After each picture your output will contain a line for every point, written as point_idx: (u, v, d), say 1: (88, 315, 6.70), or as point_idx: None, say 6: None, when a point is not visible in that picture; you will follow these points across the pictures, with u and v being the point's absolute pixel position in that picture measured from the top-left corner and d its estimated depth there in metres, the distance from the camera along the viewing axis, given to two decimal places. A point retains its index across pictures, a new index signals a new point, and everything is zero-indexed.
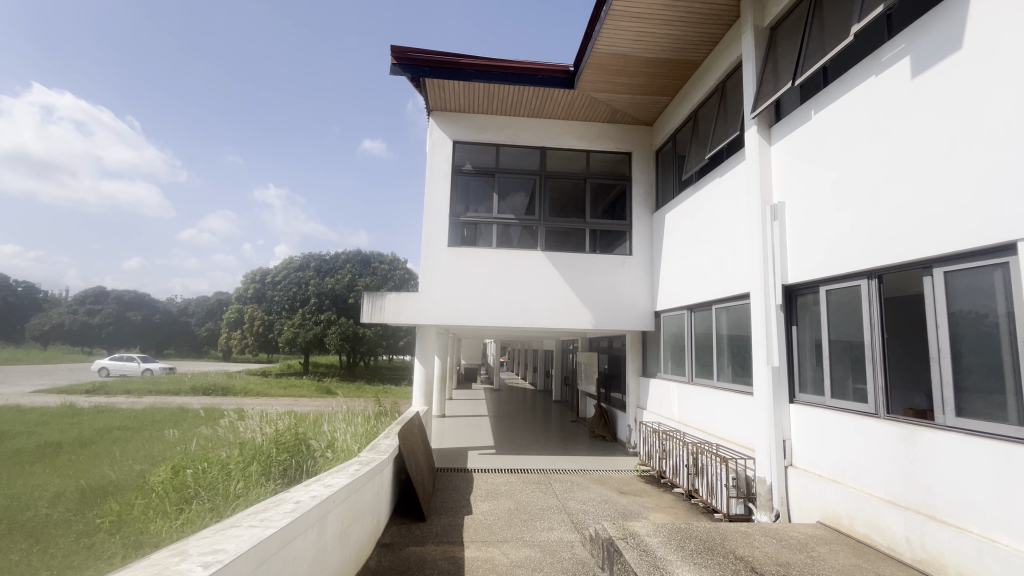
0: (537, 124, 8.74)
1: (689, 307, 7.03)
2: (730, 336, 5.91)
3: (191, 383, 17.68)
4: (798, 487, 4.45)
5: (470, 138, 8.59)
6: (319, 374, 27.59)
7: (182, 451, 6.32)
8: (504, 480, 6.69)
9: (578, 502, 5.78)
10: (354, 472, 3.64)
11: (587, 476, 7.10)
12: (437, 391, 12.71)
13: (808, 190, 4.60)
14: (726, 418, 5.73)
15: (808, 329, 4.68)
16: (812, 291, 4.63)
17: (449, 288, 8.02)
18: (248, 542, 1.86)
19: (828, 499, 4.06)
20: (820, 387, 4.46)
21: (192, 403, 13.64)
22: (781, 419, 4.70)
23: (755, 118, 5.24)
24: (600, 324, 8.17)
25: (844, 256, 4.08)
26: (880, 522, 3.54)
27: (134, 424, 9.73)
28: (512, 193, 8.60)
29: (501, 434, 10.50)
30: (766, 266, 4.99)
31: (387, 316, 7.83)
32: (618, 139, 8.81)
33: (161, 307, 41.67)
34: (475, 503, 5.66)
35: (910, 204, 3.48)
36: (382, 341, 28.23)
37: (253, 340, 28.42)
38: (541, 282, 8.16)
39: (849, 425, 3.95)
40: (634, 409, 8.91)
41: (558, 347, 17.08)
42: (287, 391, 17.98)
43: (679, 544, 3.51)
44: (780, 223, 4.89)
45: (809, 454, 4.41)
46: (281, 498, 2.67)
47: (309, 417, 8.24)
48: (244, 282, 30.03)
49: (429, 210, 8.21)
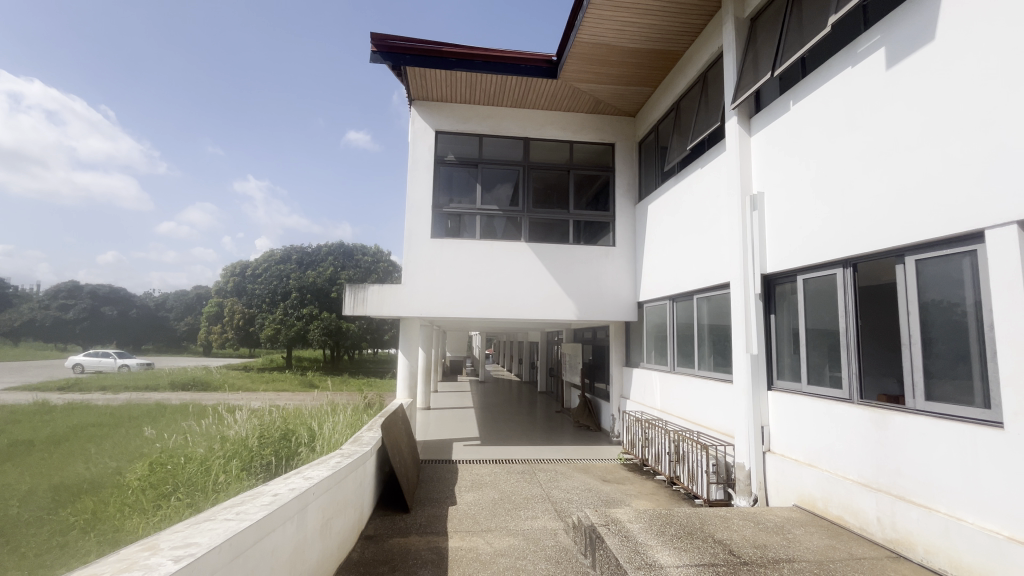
0: (520, 115, 8.69)
1: (671, 297, 7.09)
2: (711, 326, 5.99)
3: (169, 379, 17.32)
4: (775, 471, 4.54)
5: (453, 128, 8.49)
6: (302, 369, 27.31)
7: (160, 447, 6.20)
8: (488, 471, 6.71)
9: (562, 491, 5.81)
10: (335, 464, 3.61)
11: (571, 465, 7.17)
12: (421, 384, 12.68)
13: (786, 181, 4.67)
14: (706, 406, 5.81)
15: (786, 318, 4.76)
16: (789, 280, 4.70)
17: (432, 279, 7.96)
18: (222, 535, 1.83)
19: (804, 482, 4.15)
20: (797, 373, 4.55)
21: (171, 399, 13.45)
22: (759, 405, 4.79)
23: (735, 108, 5.26)
24: (584, 315, 8.22)
25: (820, 244, 4.16)
26: (853, 504, 3.64)
27: (110, 421, 9.50)
28: (496, 184, 8.57)
29: (486, 426, 10.52)
30: (746, 255, 5.04)
31: (369, 309, 7.75)
32: (601, 130, 8.81)
33: (138, 302, 40.76)
34: (459, 494, 5.68)
35: (885, 194, 3.56)
36: (366, 335, 27.96)
37: (234, 334, 27.96)
38: (525, 273, 8.15)
39: (825, 411, 4.04)
40: (618, 399, 9.00)
41: (543, 339, 17.10)
42: (270, 385, 17.75)
43: (660, 529, 3.56)
44: (759, 213, 4.96)
45: (786, 439, 4.50)
46: (260, 491, 2.64)
47: (290, 411, 8.15)
48: (224, 276, 29.54)
49: (412, 201, 8.13)
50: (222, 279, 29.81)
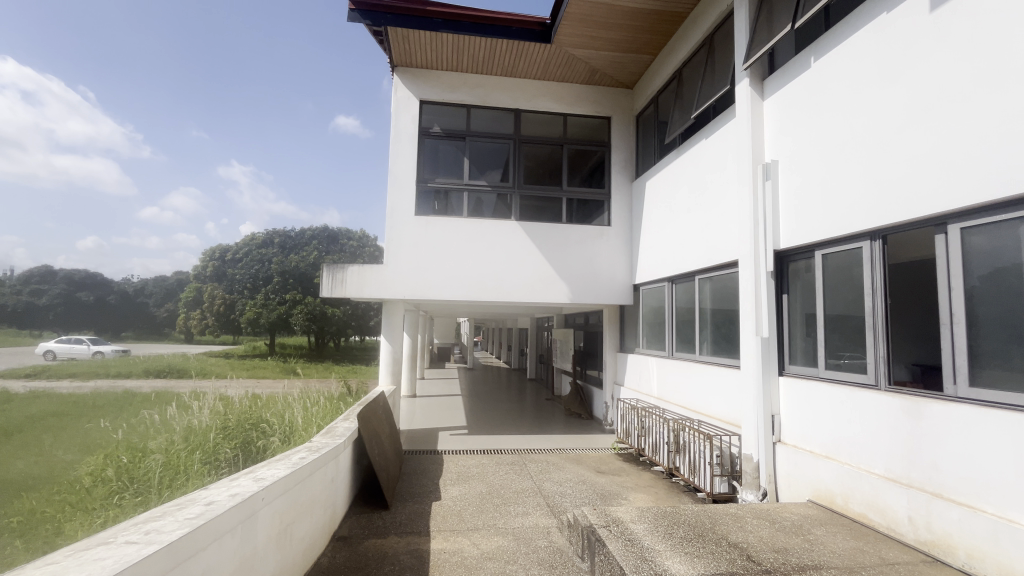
0: (511, 84, 8.13)
1: (670, 278, 6.70)
2: (714, 309, 5.60)
3: (143, 366, 16.60)
4: (787, 464, 4.18)
5: (438, 98, 7.91)
6: (285, 356, 26.58)
7: (116, 439, 5.68)
8: (475, 462, 6.31)
9: (554, 484, 5.43)
10: (296, 461, 3.13)
11: (563, 455, 6.79)
12: (406, 370, 12.22)
13: (805, 146, 4.25)
14: (707, 392, 5.44)
15: (800, 298, 4.38)
16: (805, 257, 4.30)
17: (416, 259, 7.46)
18: (113, 567, 1.37)
19: (821, 476, 3.79)
20: (813, 358, 4.17)
21: (142, 386, 12.78)
22: (769, 392, 4.40)
23: (748, 69, 4.80)
24: (578, 298, 7.81)
25: (846, 215, 3.76)
26: (878, 501, 3.29)
27: (71, 411, 8.88)
28: (485, 160, 8.04)
29: (473, 414, 10.12)
30: (757, 230, 4.62)
31: (348, 290, 7.25)
32: (597, 102, 8.30)
33: (116, 287, 39.64)
34: (445, 488, 5.26)
35: (923, 155, 3.16)
36: (352, 322, 27.21)
37: (214, 320, 27.02)
38: (515, 253, 7.68)
39: (847, 400, 3.65)
40: (611, 386, 8.64)
41: (534, 325, 16.67)
42: (251, 374, 17.10)
43: (667, 531, 3.16)
44: (772, 183, 4.53)
45: (799, 430, 4.13)
46: (196, 500, 2.17)
47: (264, 399, 7.65)
48: (204, 260, 28.74)
49: (394, 175, 7.59)
50: (202, 264, 28.92)
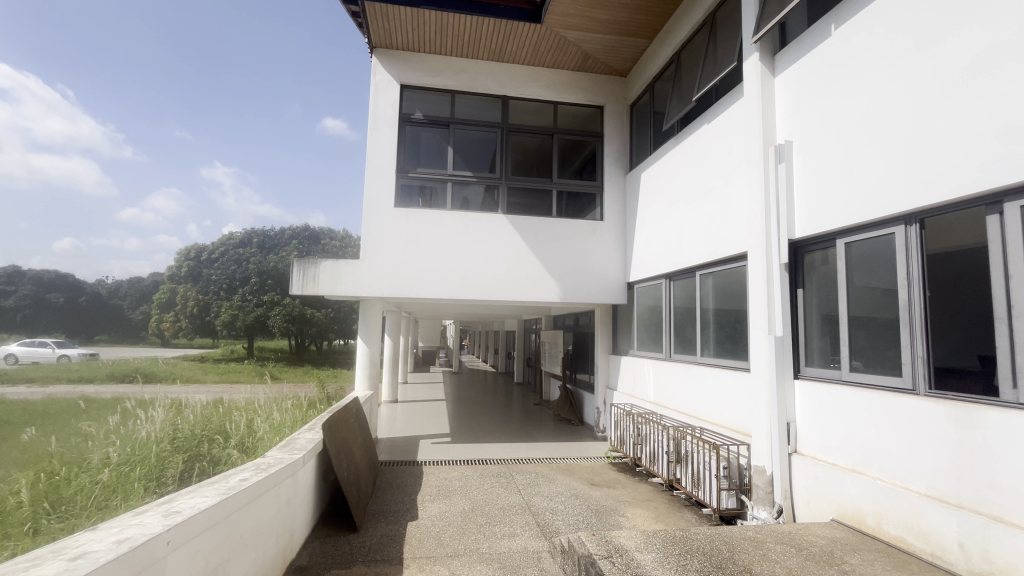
0: (498, 69, 7.65)
1: (668, 275, 6.27)
2: (718, 307, 5.17)
3: (107, 370, 15.65)
4: (804, 477, 3.74)
5: (420, 82, 7.39)
6: (264, 360, 25.63)
7: (50, 451, 5.02)
8: (458, 474, 5.77)
9: (544, 499, 4.93)
10: (230, 486, 2.56)
11: (554, 466, 6.29)
12: (387, 374, 11.61)
13: (824, 123, 3.82)
14: (712, 398, 4.98)
15: (816, 293, 3.95)
16: (824, 247, 3.87)
17: (395, 254, 6.92)
18: None
19: (846, 492, 3.35)
20: (834, 359, 3.73)
21: (101, 392, 11.95)
22: (784, 398, 3.95)
23: (757, 43, 4.39)
24: (569, 297, 7.34)
25: (876, 196, 3.32)
26: (919, 524, 2.86)
27: (13, 420, 8.08)
28: (471, 149, 7.55)
29: (457, 420, 9.55)
30: (768, 218, 4.19)
31: (321, 287, 6.69)
32: (589, 91, 7.87)
33: (88, 290, 38.26)
34: (422, 505, 4.72)
35: (972, 124, 2.73)
36: (334, 325, 26.36)
37: (188, 323, 25.97)
38: (501, 249, 7.19)
39: (879, 408, 3.22)
40: (604, 390, 8.18)
41: (521, 328, 16.16)
42: (224, 378, 16.30)
43: (680, 564, 2.68)
44: (786, 166, 4.11)
45: (818, 440, 3.69)
46: (66, 559, 1.61)
47: (227, 405, 7.02)
48: (179, 260, 27.82)
49: (372, 164, 7.04)
50: (177, 264, 27.90)
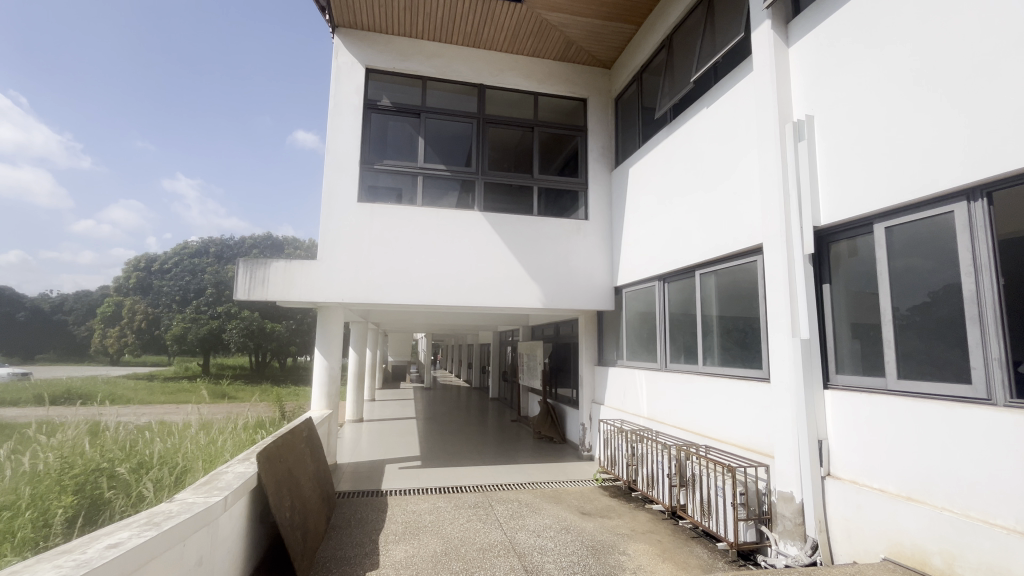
0: (473, 55, 7.05)
1: (662, 276, 5.71)
2: (723, 310, 4.62)
3: (33, 390, 14.02)
4: (842, 505, 3.16)
5: (388, 66, 6.72)
6: (219, 377, 23.96)
7: None
8: (429, 506, 4.98)
9: (530, 535, 4.20)
10: (80, 562, 1.74)
11: (538, 492, 5.57)
12: (352, 391, 10.67)
13: (851, 93, 3.32)
14: (720, 411, 4.39)
15: (846, 288, 3.42)
16: (855, 235, 3.35)
17: (358, 254, 6.15)
18: None
19: (901, 525, 2.77)
20: (873, 364, 3.19)
21: (20, 415, 10.53)
22: (813, 411, 3.38)
23: (768, 9, 3.91)
24: (552, 303, 6.70)
25: (924, 169, 2.80)
26: (1009, 569, 2.27)
27: None
28: (443, 141, 6.89)
29: (429, 441, 8.71)
30: (788, 203, 3.66)
31: (270, 291, 5.84)
32: (572, 82, 7.36)
33: (26, 304, 35.47)
34: (385, 548, 3.92)
35: None
36: (296, 339, 24.98)
37: (136, 338, 24.10)
38: (477, 250, 6.50)
39: (943, 423, 2.64)
40: (589, 405, 7.54)
41: (496, 340, 15.45)
42: (172, 398, 14.88)
43: None
44: (807, 144, 3.59)
45: (858, 461, 3.11)
46: None
47: (158, 428, 6.01)
48: (129, 270, 26.11)
49: (333, 154, 6.29)
50: (126, 275, 26.17)
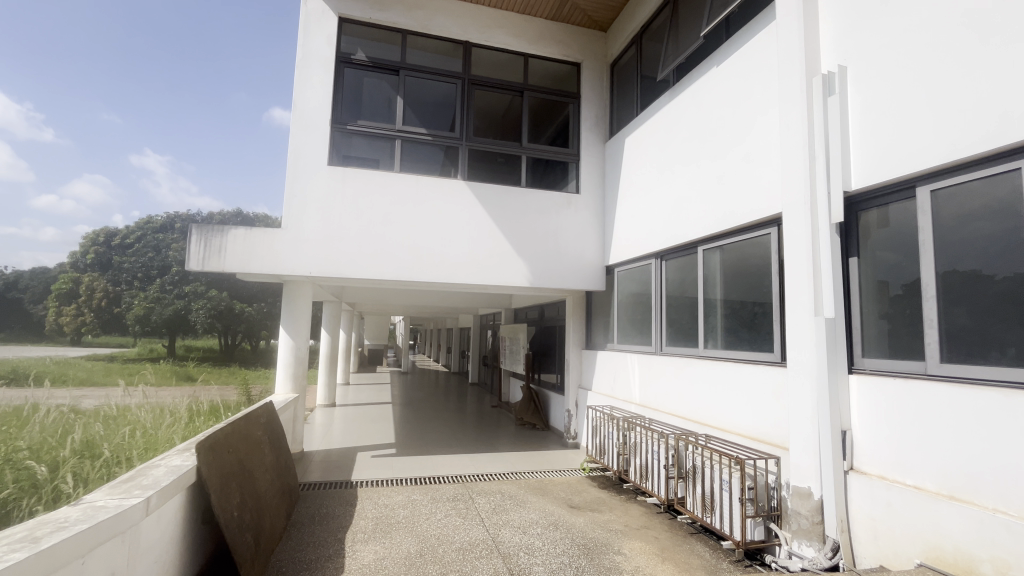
0: (459, 10, 6.44)
1: (659, 253, 5.31)
2: (729, 288, 4.24)
3: None
4: (867, 503, 2.83)
5: (364, 17, 6.07)
6: (186, 359, 22.90)
7: None
8: (403, 500, 4.53)
9: (515, 533, 3.80)
10: None
11: (522, 483, 5.17)
12: (324, 374, 10.08)
13: (892, 37, 2.89)
14: (724, 398, 4.03)
15: (877, 263, 3.05)
16: (890, 202, 2.97)
17: (327, 223, 5.57)
18: None
19: (941, 527, 2.44)
20: (908, 346, 2.83)
21: None
22: (838, 399, 3.02)
23: None
24: (539, 281, 6.25)
25: (986, 119, 2.39)
26: None
27: None
28: (425, 103, 6.30)
29: (405, 427, 8.24)
30: (814, 167, 3.26)
31: (228, 261, 5.24)
32: (565, 44, 6.83)
33: None
34: (352, 549, 3.47)
35: None
36: (268, 321, 24.03)
37: (95, 318, 22.83)
38: (460, 222, 5.99)
39: (996, 412, 2.30)
40: (576, 390, 7.16)
41: (476, 324, 14.99)
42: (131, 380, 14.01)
43: None
44: (837, 99, 3.17)
45: (888, 455, 2.77)
46: None
47: (99, 412, 5.38)
48: (87, 246, 24.69)
49: (300, 111, 5.65)
50: (84, 251, 24.73)
